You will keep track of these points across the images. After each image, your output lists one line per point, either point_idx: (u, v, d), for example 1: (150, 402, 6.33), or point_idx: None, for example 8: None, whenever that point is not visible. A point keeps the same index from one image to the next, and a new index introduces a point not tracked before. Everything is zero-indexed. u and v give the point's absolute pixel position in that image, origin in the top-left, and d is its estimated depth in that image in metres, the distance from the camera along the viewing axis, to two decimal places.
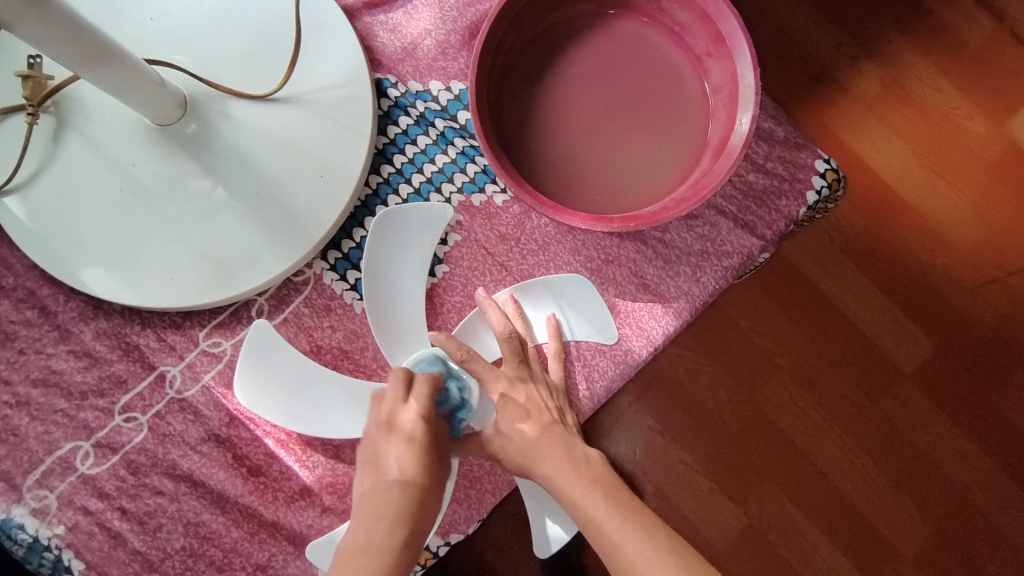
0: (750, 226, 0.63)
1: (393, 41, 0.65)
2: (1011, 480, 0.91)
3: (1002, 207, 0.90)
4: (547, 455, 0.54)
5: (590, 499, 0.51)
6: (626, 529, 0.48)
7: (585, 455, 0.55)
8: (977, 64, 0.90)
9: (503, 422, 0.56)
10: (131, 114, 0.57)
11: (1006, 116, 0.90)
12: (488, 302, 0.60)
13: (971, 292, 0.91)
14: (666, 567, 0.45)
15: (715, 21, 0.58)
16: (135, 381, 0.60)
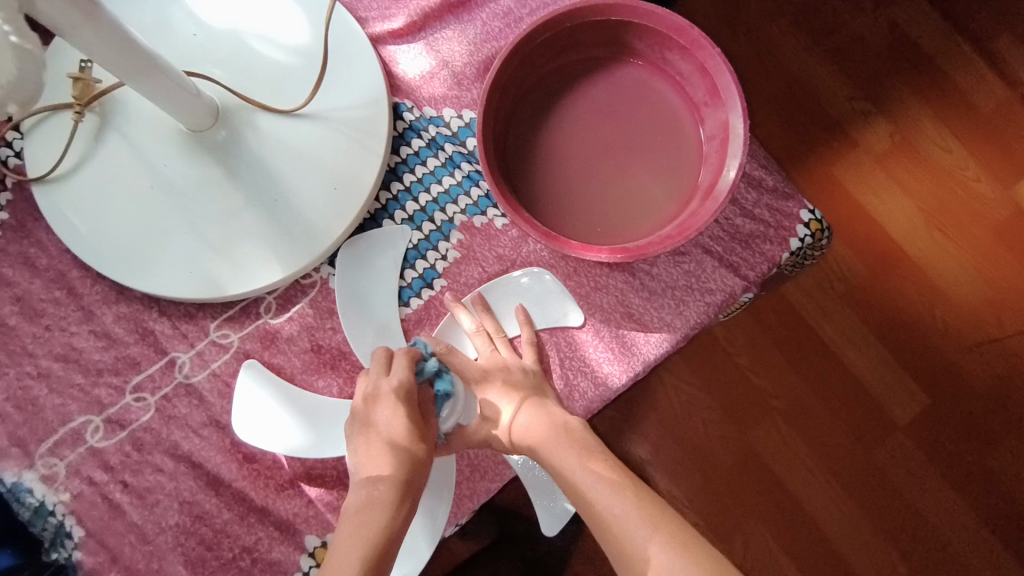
0: (734, 267, 0.67)
1: (414, 69, 0.70)
2: (989, 537, 0.92)
3: (1000, 268, 0.93)
4: (525, 437, 0.58)
5: (569, 464, 0.54)
6: (599, 489, 0.52)
7: (563, 419, 0.58)
8: (986, 129, 0.93)
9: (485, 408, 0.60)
10: (168, 119, 0.63)
11: (1012, 181, 0.93)
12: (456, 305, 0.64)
13: (972, 350, 0.93)
14: (632, 518, 0.50)
15: (713, 74, 0.63)
16: (148, 364, 0.64)
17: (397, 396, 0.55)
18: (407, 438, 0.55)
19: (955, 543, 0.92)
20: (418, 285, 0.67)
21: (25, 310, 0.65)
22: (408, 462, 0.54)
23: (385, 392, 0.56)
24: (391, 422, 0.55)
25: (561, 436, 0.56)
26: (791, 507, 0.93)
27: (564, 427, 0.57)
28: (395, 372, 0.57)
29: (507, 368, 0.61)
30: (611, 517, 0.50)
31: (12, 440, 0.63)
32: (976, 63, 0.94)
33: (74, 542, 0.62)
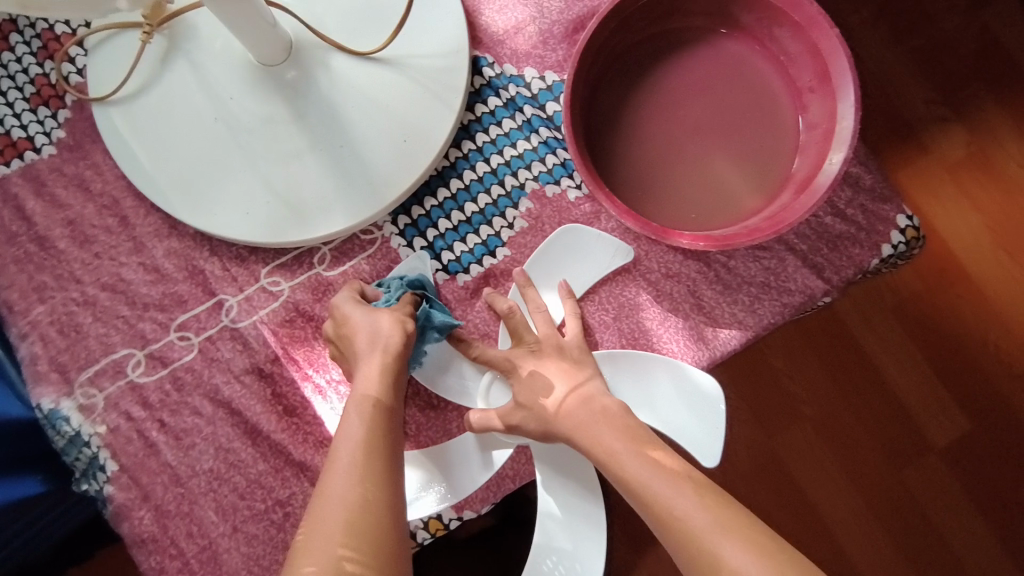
0: (818, 268, 0.63)
1: (497, 22, 0.66)
2: None
3: None
4: (565, 416, 0.55)
5: (619, 457, 0.51)
6: (658, 489, 0.48)
7: (604, 406, 0.55)
8: None
9: (523, 394, 0.57)
10: (239, 49, 0.59)
11: None
12: (492, 295, 0.61)
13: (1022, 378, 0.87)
14: (702, 519, 0.45)
15: (825, 57, 0.58)
16: (195, 303, 0.62)
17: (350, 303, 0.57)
18: (370, 311, 0.56)
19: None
20: (479, 251, 0.64)
21: (76, 234, 0.63)
22: (375, 322, 0.55)
23: (342, 305, 0.57)
24: (355, 310, 0.56)
25: (607, 429, 0.53)
26: (816, 521, 0.89)
27: (605, 413, 0.54)
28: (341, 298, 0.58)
29: (542, 349, 0.59)
30: (674, 519, 0.46)
31: (53, 365, 0.61)
32: None
33: (106, 476, 0.60)
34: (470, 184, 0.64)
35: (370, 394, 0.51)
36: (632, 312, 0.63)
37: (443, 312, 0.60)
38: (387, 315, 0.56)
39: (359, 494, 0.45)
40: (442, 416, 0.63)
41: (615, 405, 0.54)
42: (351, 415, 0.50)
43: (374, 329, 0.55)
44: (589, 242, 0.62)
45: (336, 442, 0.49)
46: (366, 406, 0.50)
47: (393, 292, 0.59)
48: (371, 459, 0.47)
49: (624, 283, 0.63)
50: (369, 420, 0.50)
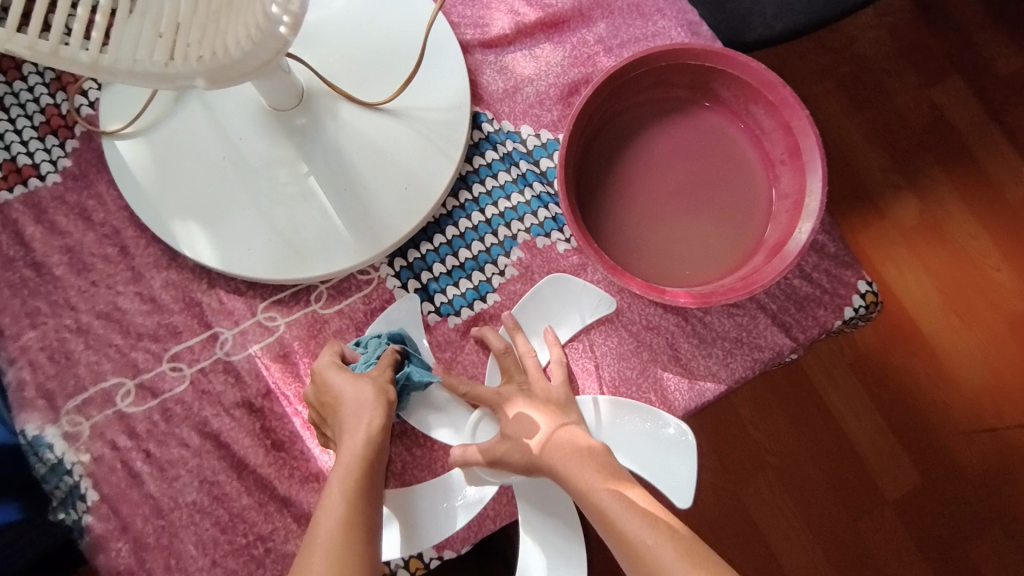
0: (786, 327, 0.67)
1: (498, 81, 0.70)
2: None
3: (1013, 357, 0.92)
4: (547, 451, 0.58)
5: (596, 489, 0.54)
6: (631, 522, 0.51)
7: (588, 444, 0.57)
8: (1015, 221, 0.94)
9: (511, 428, 0.59)
10: (252, 93, 0.62)
11: None
12: (485, 330, 0.64)
13: (967, 434, 0.92)
14: (669, 550, 0.49)
15: (797, 135, 0.63)
16: (189, 334, 0.64)
17: (332, 365, 0.58)
18: (351, 381, 0.57)
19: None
20: (471, 295, 0.67)
21: (74, 262, 0.64)
22: (357, 398, 0.56)
23: (323, 367, 0.58)
24: (338, 381, 0.57)
25: (586, 462, 0.56)
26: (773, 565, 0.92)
27: (589, 451, 0.57)
28: (321, 359, 0.60)
29: (531, 387, 0.62)
30: (645, 553, 0.49)
31: (41, 391, 0.62)
32: (1006, 147, 0.96)
33: (85, 505, 0.61)
34: (464, 232, 0.67)
35: (348, 477, 0.52)
36: (613, 360, 0.66)
37: (420, 370, 0.61)
38: (368, 386, 0.56)
39: (331, 572, 0.46)
40: (428, 456, 0.64)
41: (599, 445, 0.57)
42: (331, 492, 0.51)
43: (357, 405, 0.55)
44: (575, 291, 0.66)
45: (315, 521, 0.50)
46: (348, 489, 0.51)
47: (372, 351, 0.61)
48: (346, 538, 0.49)
49: (607, 333, 0.67)
50: (348, 496, 0.51)
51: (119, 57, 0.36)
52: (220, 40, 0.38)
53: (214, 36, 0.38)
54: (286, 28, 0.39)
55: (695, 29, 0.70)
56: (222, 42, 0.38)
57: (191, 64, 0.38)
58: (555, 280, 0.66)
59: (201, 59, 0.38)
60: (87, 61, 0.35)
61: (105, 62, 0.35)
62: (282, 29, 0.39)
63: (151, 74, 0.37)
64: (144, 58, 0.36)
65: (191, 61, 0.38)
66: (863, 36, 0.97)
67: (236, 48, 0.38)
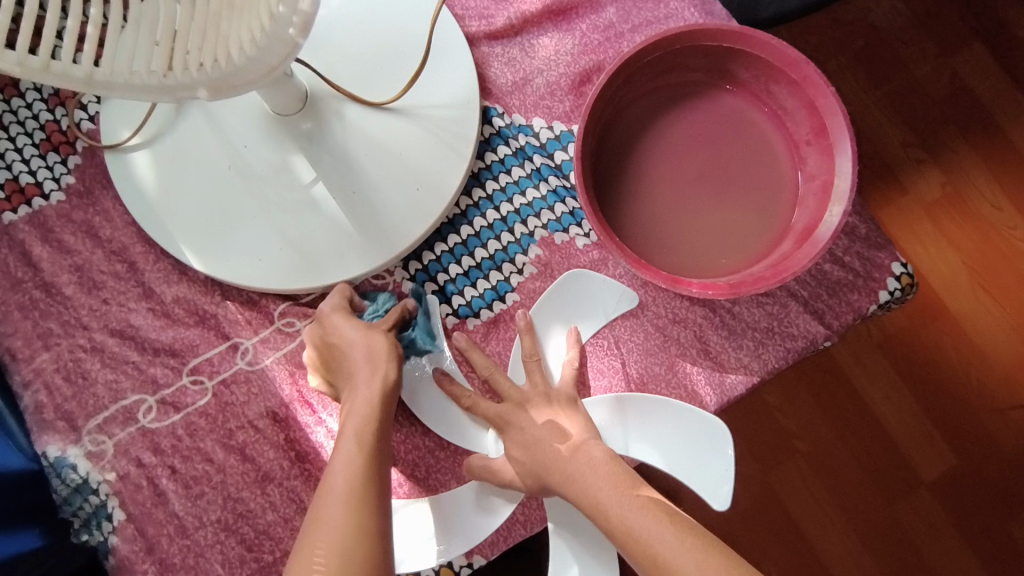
0: (819, 314, 0.65)
1: (507, 73, 0.68)
2: None
3: None
4: (559, 463, 0.55)
5: (603, 504, 0.52)
6: (646, 531, 0.48)
7: (588, 455, 0.55)
8: None
9: (515, 447, 0.58)
10: (255, 99, 0.60)
11: None
12: (470, 346, 0.61)
13: (1002, 413, 0.89)
14: (687, 559, 0.46)
15: (822, 114, 0.60)
16: (207, 347, 0.62)
17: (341, 312, 0.58)
18: (363, 331, 0.57)
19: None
20: (489, 296, 0.65)
21: (84, 281, 0.63)
22: (370, 346, 0.56)
23: (329, 313, 0.58)
24: (348, 325, 0.57)
25: (590, 478, 0.53)
26: (808, 556, 0.89)
27: (590, 462, 0.54)
28: (330, 299, 0.60)
29: (537, 397, 0.60)
30: (662, 563, 0.47)
31: (59, 413, 0.61)
32: None
33: (112, 526, 0.60)
34: (480, 231, 0.65)
35: (362, 429, 0.52)
36: (640, 356, 0.64)
37: (425, 336, 0.62)
38: (381, 337, 0.57)
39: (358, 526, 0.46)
40: (452, 459, 0.62)
41: (600, 454, 0.55)
42: (345, 444, 0.51)
43: (371, 357, 0.56)
44: (597, 287, 0.64)
45: (327, 478, 0.50)
46: (363, 442, 0.51)
47: (381, 304, 0.62)
48: (365, 497, 0.48)
49: (632, 328, 0.64)
50: (362, 445, 0.51)
51: (114, 71, 0.35)
52: (218, 47, 0.35)
53: (212, 42, 0.35)
54: (295, 31, 0.36)
55: (708, 9, 0.67)
56: (223, 48, 0.36)
57: (189, 77, 0.36)
58: (573, 278, 0.64)
59: (198, 69, 0.36)
60: (81, 77, 0.34)
61: (100, 77, 0.34)
62: (292, 31, 0.36)
63: (151, 87, 0.36)
64: (140, 71, 0.35)
65: (186, 73, 0.36)
66: (877, 7, 0.93)
67: (238, 55, 0.36)
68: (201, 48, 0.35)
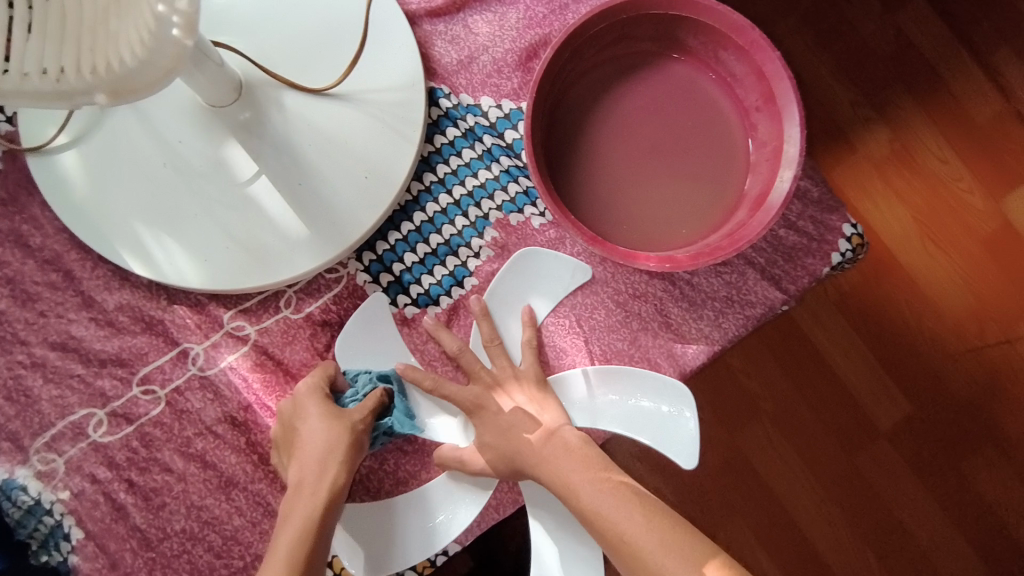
0: (776, 280, 0.66)
1: (451, 52, 0.66)
2: (968, 552, 0.91)
3: (993, 281, 0.89)
4: (527, 445, 0.56)
5: (573, 484, 0.53)
6: (611, 517, 0.50)
7: (563, 440, 0.56)
8: (984, 143, 0.90)
9: (488, 434, 0.58)
10: (186, 90, 0.57)
11: (1004, 195, 0.90)
12: (437, 328, 0.61)
13: (954, 359, 0.90)
14: (650, 538, 0.48)
15: (769, 79, 0.60)
16: (157, 354, 0.60)
17: (308, 398, 0.56)
18: (326, 420, 0.55)
19: (942, 561, 0.91)
20: (447, 282, 0.63)
21: (17, 294, 0.60)
22: (330, 436, 0.54)
23: (301, 400, 0.57)
24: (316, 412, 0.56)
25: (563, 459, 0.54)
26: (777, 511, 0.92)
27: (563, 445, 0.55)
28: (305, 383, 0.58)
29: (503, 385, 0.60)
30: (626, 541, 0.49)
31: (4, 434, 0.58)
32: (973, 71, 0.91)
33: (70, 545, 0.57)
34: (434, 216, 0.64)
35: (303, 518, 0.50)
36: (603, 333, 0.64)
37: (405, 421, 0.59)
38: (347, 429, 0.55)
39: None
40: (421, 450, 0.62)
41: (575, 437, 0.56)
42: (281, 538, 0.49)
43: (329, 453, 0.54)
44: (549, 262, 0.63)
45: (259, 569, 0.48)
46: (300, 535, 0.49)
47: (361, 387, 0.59)
48: None
49: (592, 305, 0.64)
50: (296, 546, 0.49)
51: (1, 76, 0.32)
52: (109, 47, 0.33)
53: (103, 43, 0.33)
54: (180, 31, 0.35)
55: None
56: (115, 49, 0.33)
57: (86, 79, 0.33)
58: (522, 256, 0.63)
59: (96, 72, 0.33)
60: None
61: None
62: (176, 32, 0.35)
63: (42, 93, 0.33)
64: (30, 74, 0.32)
65: (82, 76, 0.33)
66: None
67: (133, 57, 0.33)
68: (92, 49, 0.33)
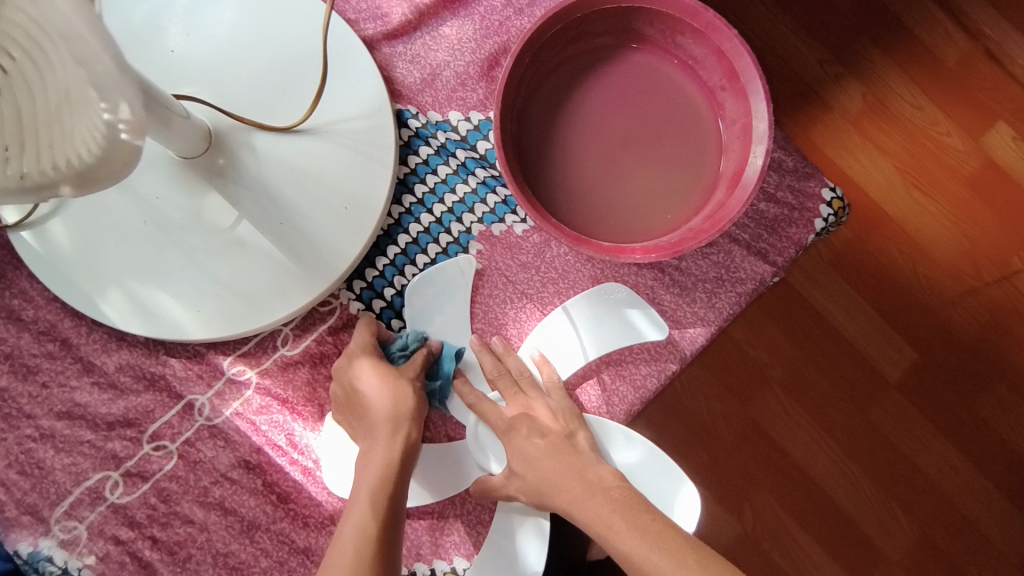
0: (762, 253, 0.66)
1: (413, 71, 0.66)
2: (1004, 504, 0.85)
3: (986, 220, 0.84)
4: (558, 489, 0.54)
5: (611, 523, 0.50)
6: (651, 562, 0.47)
7: (597, 476, 0.54)
8: (958, 82, 0.85)
9: (517, 462, 0.57)
10: (155, 146, 0.57)
11: (982, 132, 0.85)
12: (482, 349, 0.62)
13: (953, 301, 0.85)
14: None
15: (730, 58, 0.60)
16: (162, 410, 0.60)
17: (359, 355, 0.57)
18: (382, 378, 0.56)
19: (977, 516, 0.85)
20: None
21: (16, 368, 0.60)
22: (389, 393, 0.56)
23: (352, 357, 0.58)
24: (372, 370, 0.57)
25: (596, 498, 0.52)
26: (804, 480, 0.86)
27: (598, 484, 0.54)
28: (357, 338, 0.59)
29: (533, 412, 0.59)
30: None
31: (24, 507, 0.58)
32: (938, 14, 0.85)
33: None
34: (417, 237, 0.64)
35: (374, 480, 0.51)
36: None
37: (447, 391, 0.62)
38: (404, 387, 0.57)
39: None
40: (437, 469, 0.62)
41: (608, 474, 0.54)
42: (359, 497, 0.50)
43: (396, 412, 0.55)
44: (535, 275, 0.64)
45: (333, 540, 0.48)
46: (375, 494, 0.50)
47: (411, 341, 0.61)
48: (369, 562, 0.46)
49: None
50: (375, 506, 0.50)
51: None
52: (66, 147, 0.30)
53: (57, 141, 0.30)
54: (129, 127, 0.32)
55: None
56: (72, 148, 0.30)
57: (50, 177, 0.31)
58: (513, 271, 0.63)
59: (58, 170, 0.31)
60: None
61: None
62: (127, 134, 0.32)
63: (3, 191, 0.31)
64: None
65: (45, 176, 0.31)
66: None
67: (90, 153, 0.31)
68: (48, 148, 0.30)
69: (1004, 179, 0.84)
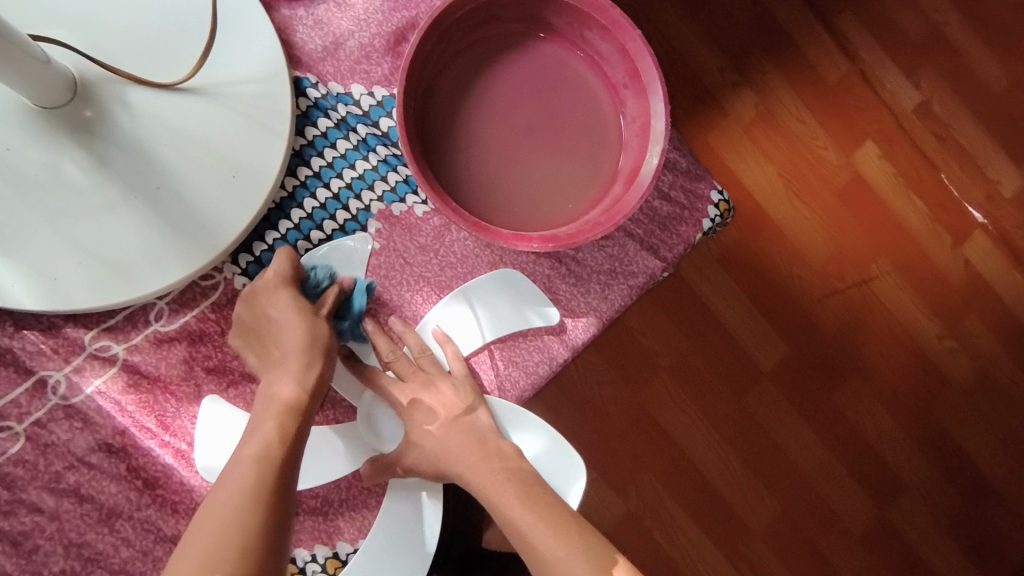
0: (654, 249, 0.69)
1: (314, 37, 0.63)
2: (853, 485, 0.94)
3: (852, 229, 0.93)
4: (460, 459, 0.56)
5: (507, 497, 0.53)
6: (541, 535, 0.50)
7: (498, 449, 0.57)
8: (836, 100, 0.92)
9: (414, 430, 0.57)
10: (9, 92, 0.51)
11: (854, 148, 0.92)
12: (376, 330, 0.60)
13: (819, 301, 0.93)
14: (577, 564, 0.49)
15: (633, 57, 0.62)
16: (8, 388, 0.54)
17: (277, 283, 0.55)
18: (297, 309, 0.55)
19: (830, 495, 0.94)
20: None
21: None
22: (304, 326, 0.54)
23: (265, 285, 0.55)
24: (286, 301, 0.55)
25: (495, 471, 0.55)
26: (682, 461, 0.91)
27: (499, 457, 0.56)
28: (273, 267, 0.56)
29: (435, 386, 0.59)
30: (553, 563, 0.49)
31: None
32: (823, 37, 0.92)
33: None
34: (312, 212, 0.61)
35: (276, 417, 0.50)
36: None
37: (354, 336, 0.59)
38: (318, 324, 0.55)
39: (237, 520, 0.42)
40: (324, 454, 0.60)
41: (510, 449, 0.57)
42: (262, 426, 0.49)
43: (310, 345, 0.54)
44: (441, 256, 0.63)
45: (221, 481, 0.46)
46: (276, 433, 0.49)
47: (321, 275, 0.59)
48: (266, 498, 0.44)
49: None
50: (273, 433, 0.49)
51: None
52: None
53: None
54: None
55: None
56: None
57: None
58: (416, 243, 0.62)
59: None
60: None
61: None
62: None
63: None
64: None
65: None
66: None
67: None
68: None
69: (869, 193, 0.93)
